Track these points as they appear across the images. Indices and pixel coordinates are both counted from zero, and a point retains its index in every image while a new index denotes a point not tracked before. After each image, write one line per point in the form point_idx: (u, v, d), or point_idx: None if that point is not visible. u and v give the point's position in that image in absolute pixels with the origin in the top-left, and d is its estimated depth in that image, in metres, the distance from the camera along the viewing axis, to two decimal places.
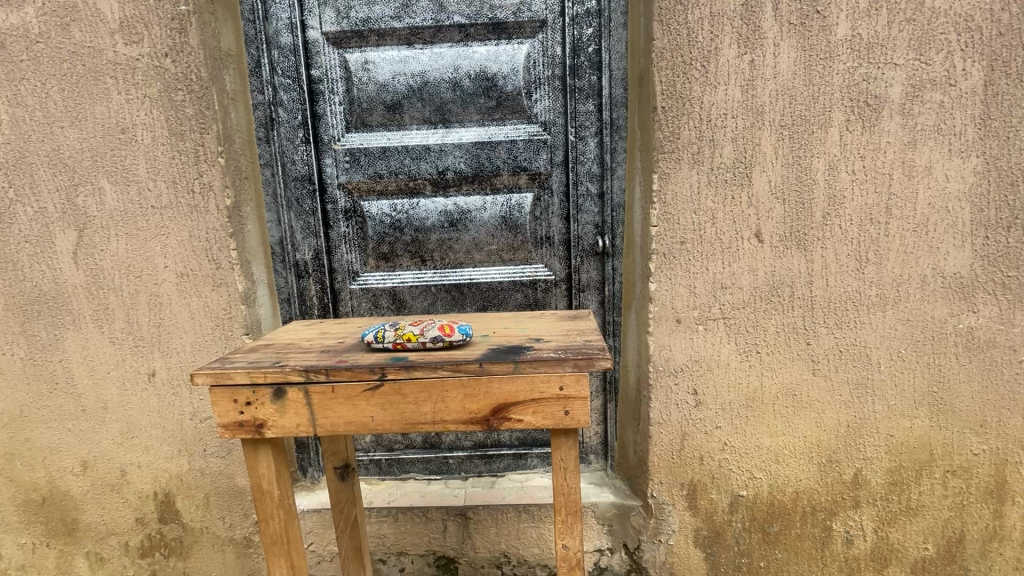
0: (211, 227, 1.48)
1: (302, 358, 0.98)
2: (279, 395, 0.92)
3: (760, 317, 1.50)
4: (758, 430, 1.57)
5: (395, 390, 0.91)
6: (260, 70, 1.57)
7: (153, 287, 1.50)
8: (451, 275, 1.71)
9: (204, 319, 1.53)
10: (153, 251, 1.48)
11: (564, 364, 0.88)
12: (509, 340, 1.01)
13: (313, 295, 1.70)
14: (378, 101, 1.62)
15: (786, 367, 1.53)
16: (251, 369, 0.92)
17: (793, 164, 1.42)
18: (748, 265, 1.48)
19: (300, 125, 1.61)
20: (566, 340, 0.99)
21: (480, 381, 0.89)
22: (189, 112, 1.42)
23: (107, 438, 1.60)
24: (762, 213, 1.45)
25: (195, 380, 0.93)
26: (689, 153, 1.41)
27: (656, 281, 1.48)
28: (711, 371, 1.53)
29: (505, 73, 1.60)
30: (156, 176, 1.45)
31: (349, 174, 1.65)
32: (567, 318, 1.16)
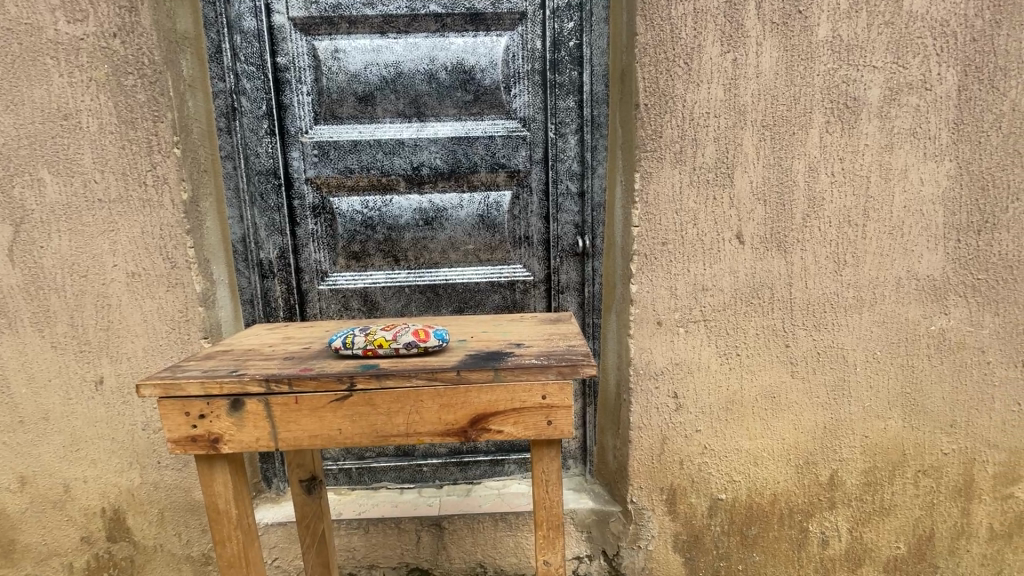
0: (166, 223, 1.37)
1: (262, 366, 0.90)
2: (236, 407, 0.84)
3: (740, 319, 1.49)
4: (737, 433, 1.55)
5: (366, 400, 0.84)
6: (220, 55, 1.46)
7: (100, 287, 1.39)
8: (425, 275, 1.64)
9: (157, 322, 1.42)
10: (100, 248, 1.37)
11: (548, 371, 0.83)
12: (489, 345, 0.96)
13: (279, 296, 1.61)
14: (349, 92, 1.53)
15: (765, 369, 1.52)
16: (205, 379, 0.84)
17: (774, 165, 1.41)
18: (729, 267, 1.45)
19: (264, 116, 1.51)
20: (548, 346, 0.94)
21: (458, 391, 0.83)
22: (141, 98, 1.31)
23: (48, 452, 1.47)
24: (743, 214, 1.43)
25: (141, 392, 0.84)
26: (671, 152, 1.38)
27: (638, 282, 1.44)
28: (692, 374, 1.51)
29: (483, 65, 1.54)
30: (104, 167, 1.33)
31: (317, 169, 1.57)
32: (548, 321, 1.11)
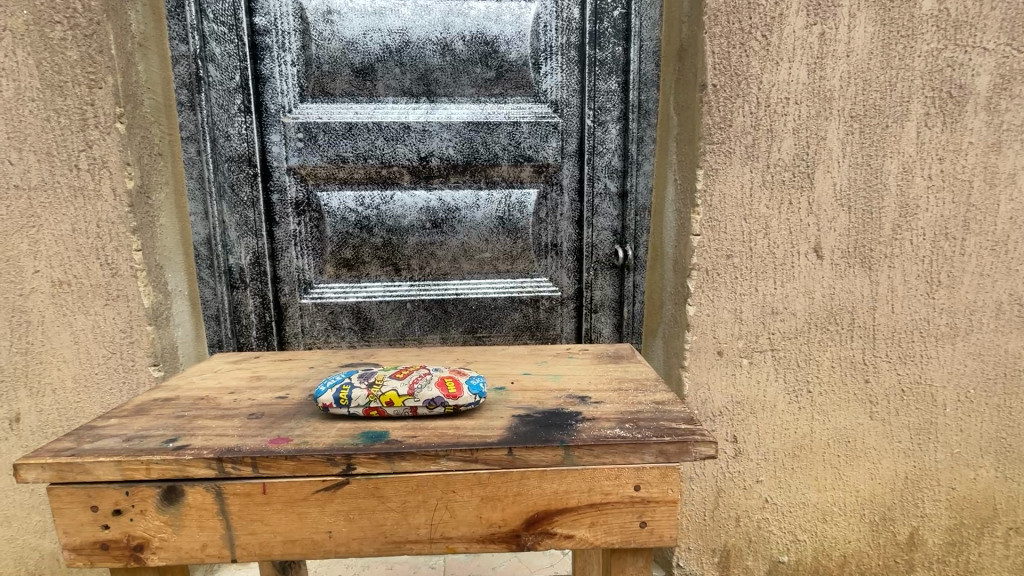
0: (104, 219, 1.06)
1: (214, 432, 0.61)
2: (171, 499, 0.56)
3: (814, 348, 1.23)
4: (805, 484, 1.29)
5: (370, 490, 0.56)
6: (182, 10, 1.18)
7: (16, 300, 1.07)
8: (432, 288, 1.36)
9: (93, 344, 1.11)
10: (17, 249, 1.05)
11: (644, 451, 0.56)
12: (541, 400, 0.68)
13: (251, 311, 1.32)
14: (343, 64, 1.26)
15: (841, 409, 1.26)
16: (122, 457, 0.55)
17: (862, 165, 1.16)
18: (804, 286, 1.20)
19: (237, 89, 1.23)
20: (625, 403, 0.67)
21: (509, 478, 0.56)
22: (72, 56, 1.00)
23: None
24: (823, 223, 1.17)
25: (20, 478, 0.54)
26: (742, 146, 1.13)
27: (696, 303, 1.18)
28: (753, 414, 1.24)
29: (508, 37, 1.27)
30: (22, 145, 1.02)
31: (302, 156, 1.29)
32: (607, 360, 0.84)
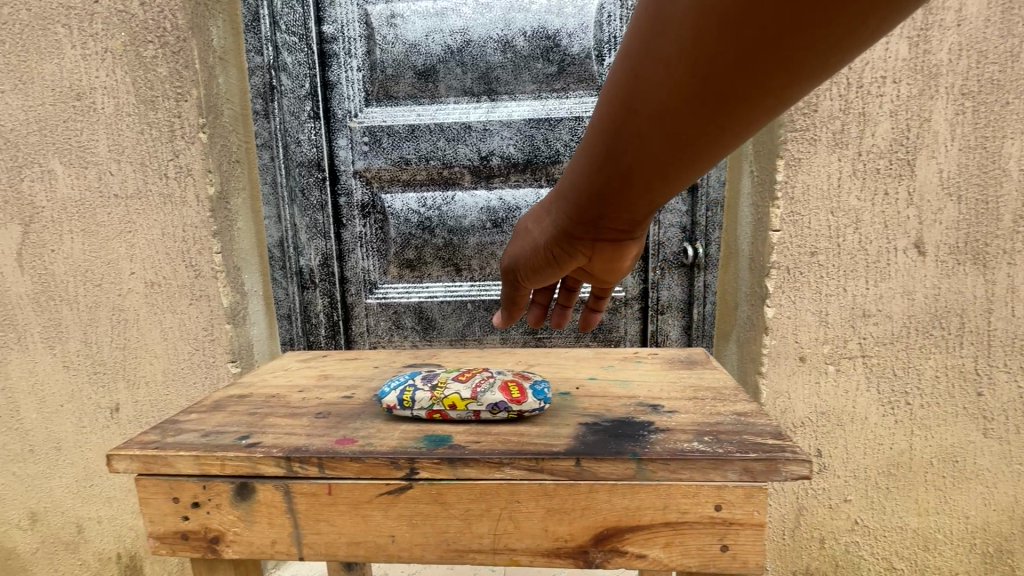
0: (189, 224, 1.13)
1: (284, 430, 0.62)
2: (244, 495, 0.57)
3: (914, 356, 1.09)
4: (902, 507, 1.15)
5: (433, 495, 0.54)
6: (258, 23, 1.24)
7: (116, 299, 1.17)
8: (492, 288, 1.35)
9: (180, 341, 1.18)
10: (117, 252, 1.15)
11: (727, 468, 0.51)
12: (609, 408, 0.64)
13: (320, 310, 1.38)
14: (406, 66, 1.27)
15: (947, 425, 1.11)
16: (201, 453, 0.57)
17: (975, 148, 1.02)
18: (902, 286, 1.07)
19: (308, 96, 1.29)
20: (702, 413, 0.62)
21: (577, 491, 0.52)
22: (162, 72, 1.08)
23: (60, 486, 1.27)
24: (926, 215, 1.04)
25: (113, 468, 0.58)
26: (829, 132, 1.03)
27: (775, 304, 1.09)
28: (841, 426, 1.13)
29: (571, 29, 1.24)
30: (120, 157, 1.11)
31: (368, 160, 1.32)
32: (680, 366, 0.78)
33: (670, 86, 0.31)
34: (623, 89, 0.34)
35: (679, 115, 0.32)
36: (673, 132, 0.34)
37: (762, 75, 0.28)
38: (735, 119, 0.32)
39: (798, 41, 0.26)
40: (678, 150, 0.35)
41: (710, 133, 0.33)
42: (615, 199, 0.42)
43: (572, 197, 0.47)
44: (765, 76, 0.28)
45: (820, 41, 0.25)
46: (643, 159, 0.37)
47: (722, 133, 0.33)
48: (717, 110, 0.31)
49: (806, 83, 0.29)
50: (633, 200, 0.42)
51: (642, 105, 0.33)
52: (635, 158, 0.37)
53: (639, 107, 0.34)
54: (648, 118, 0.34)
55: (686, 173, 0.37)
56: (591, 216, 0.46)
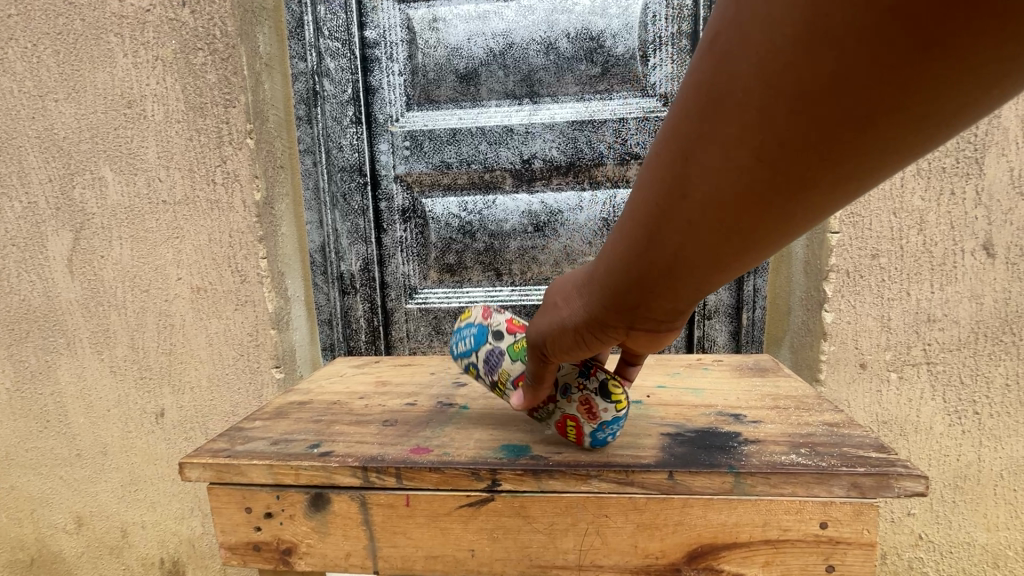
0: (235, 229, 1.14)
1: (354, 438, 0.61)
2: (317, 505, 0.56)
3: (983, 363, 1.04)
4: (970, 522, 1.09)
5: (515, 508, 0.52)
6: (301, 30, 1.24)
7: (163, 304, 1.18)
8: (534, 293, 1.33)
9: (225, 347, 1.18)
10: (164, 258, 1.16)
11: (834, 483, 0.48)
12: (688, 417, 0.62)
13: (360, 316, 1.37)
14: (448, 70, 1.27)
15: (1020, 437, 1.05)
16: (274, 462, 0.56)
17: None
18: (970, 290, 1.02)
19: (350, 101, 1.28)
20: (789, 423, 0.59)
21: (669, 505, 0.50)
22: (210, 79, 1.08)
23: (106, 491, 1.28)
24: (996, 215, 0.99)
25: (186, 476, 0.57)
26: None
27: (834, 309, 1.05)
28: (904, 436, 1.08)
29: (615, 30, 1.22)
30: (169, 163, 1.12)
31: (409, 164, 1.31)
32: (750, 374, 0.75)
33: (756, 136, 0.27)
34: (686, 154, 0.30)
35: (767, 173, 0.28)
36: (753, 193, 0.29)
37: (883, 124, 0.24)
38: (831, 179, 0.28)
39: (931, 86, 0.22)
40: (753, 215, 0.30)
41: (795, 195, 0.29)
42: (671, 282, 0.37)
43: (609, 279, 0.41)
44: (886, 125, 0.24)
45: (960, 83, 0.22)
46: (706, 231, 0.32)
47: (809, 196, 0.29)
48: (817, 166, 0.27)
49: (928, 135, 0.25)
50: (690, 281, 0.36)
51: (709, 174, 0.29)
52: (691, 227, 0.32)
53: (713, 169, 0.29)
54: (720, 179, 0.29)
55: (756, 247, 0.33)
56: (636, 300, 0.40)
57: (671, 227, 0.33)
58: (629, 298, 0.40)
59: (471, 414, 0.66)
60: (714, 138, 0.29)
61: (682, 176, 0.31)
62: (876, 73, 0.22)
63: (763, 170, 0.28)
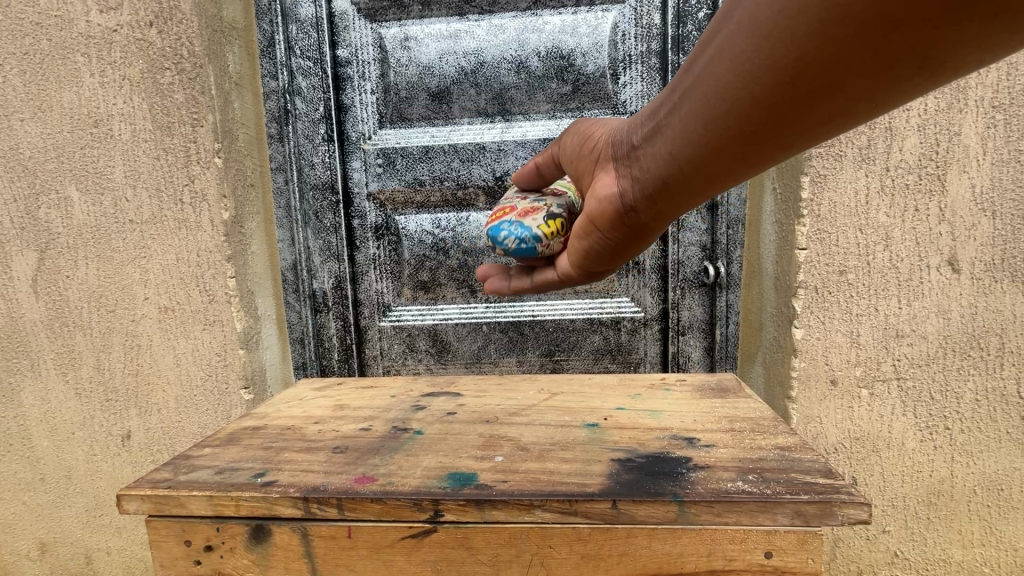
0: (203, 248, 1.12)
1: (301, 466, 0.59)
2: (259, 537, 0.55)
3: (952, 378, 1.04)
4: (944, 539, 1.08)
5: (459, 539, 0.52)
6: (273, 49, 1.25)
7: (129, 324, 1.16)
8: (508, 310, 1.33)
9: (192, 367, 1.16)
10: (131, 278, 1.14)
11: (777, 511, 0.48)
12: (642, 442, 0.61)
13: (333, 334, 1.35)
14: (420, 88, 1.27)
15: (991, 452, 1.05)
16: (214, 493, 0.54)
17: (1009, 162, 0.97)
18: (936, 305, 1.02)
19: (322, 119, 1.29)
20: (742, 448, 0.58)
21: (613, 535, 0.50)
22: (178, 98, 1.08)
23: (70, 516, 1.24)
24: (959, 231, 1.00)
25: (123, 508, 0.55)
26: (854, 148, 1.01)
27: (803, 325, 1.05)
28: (877, 452, 1.07)
29: (585, 48, 1.23)
30: (136, 182, 1.11)
31: (382, 182, 1.31)
32: (710, 395, 0.75)
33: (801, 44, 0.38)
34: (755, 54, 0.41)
35: (796, 73, 0.40)
36: (781, 87, 0.41)
37: (889, 65, 0.36)
38: (839, 91, 0.40)
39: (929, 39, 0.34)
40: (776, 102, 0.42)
41: (811, 101, 0.41)
42: (700, 148, 0.49)
43: (658, 125, 0.54)
44: (889, 63, 0.36)
45: (943, 47, 0.34)
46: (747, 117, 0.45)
47: (818, 101, 0.41)
48: (831, 71, 0.38)
49: (915, 81, 0.37)
50: (714, 157, 0.49)
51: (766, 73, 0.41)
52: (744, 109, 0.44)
53: (761, 57, 0.41)
54: (764, 68, 0.41)
55: (770, 143, 0.46)
56: (669, 157, 0.53)
57: (715, 98, 0.45)
58: (664, 156, 0.53)
59: (424, 439, 0.64)
60: (770, 34, 0.39)
61: (735, 59, 0.42)
62: (900, 16, 0.33)
63: (792, 67, 0.39)
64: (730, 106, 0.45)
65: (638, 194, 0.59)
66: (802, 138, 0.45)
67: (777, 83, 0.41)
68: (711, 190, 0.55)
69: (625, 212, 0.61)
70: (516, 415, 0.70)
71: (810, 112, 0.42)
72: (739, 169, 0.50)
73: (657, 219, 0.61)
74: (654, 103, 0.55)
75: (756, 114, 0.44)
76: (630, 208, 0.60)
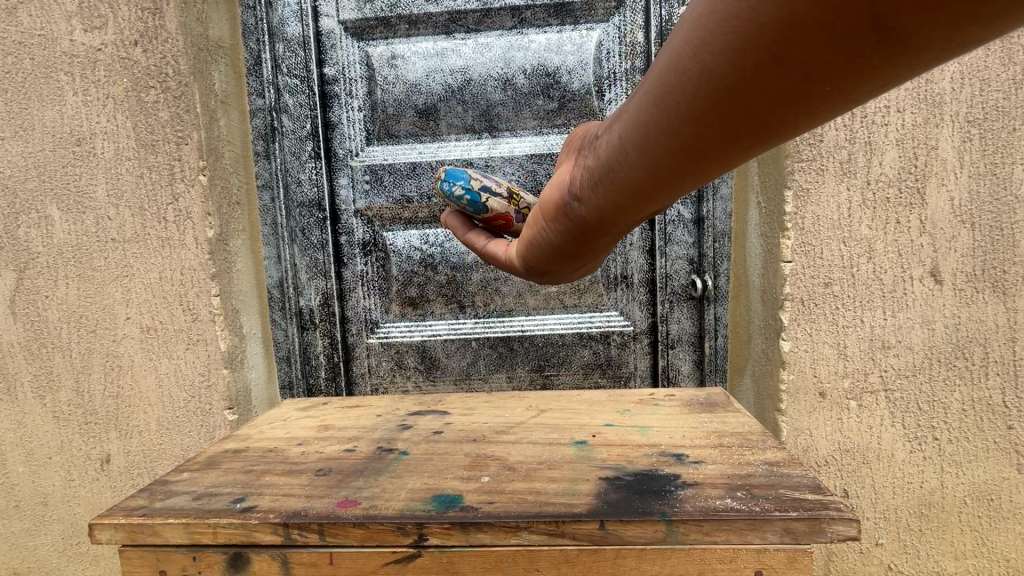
0: (187, 267, 1.11)
1: (282, 490, 0.57)
2: (237, 566, 0.53)
3: (938, 389, 1.04)
4: (937, 550, 1.08)
5: (443, 563, 0.51)
6: (260, 67, 1.25)
7: (110, 345, 1.13)
8: (497, 325, 1.32)
9: (174, 388, 1.14)
10: (113, 297, 1.12)
11: (767, 529, 0.48)
12: (630, 459, 0.60)
13: (321, 352, 1.34)
14: (407, 105, 1.28)
15: (980, 462, 1.05)
16: (191, 520, 0.53)
17: (985, 175, 0.99)
18: (921, 316, 1.03)
19: (308, 136, 1.29)
20: (730, 464, 0.58)
21: (602, 556, 0.49)
22: (162, 116, 1.07)
23: (46, 544, 1.20)
24: (940, 243, 1.01)
25: (96, 538, 0.53)
26: (835, 161, 1.02)
27: (791, 338, 1.05)
28: (868, 464, 1.07)
29: (570, 66, 1.25)
30: (119, 201, 1.10)
31: (369, 198, 1.31)
32: (700, 410, 0.74)
33: (735, 39, 0.30)
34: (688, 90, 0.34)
35: (732, 75, 0.31)
36: (721, 85, 0.32)
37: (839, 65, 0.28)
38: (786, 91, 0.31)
39: (886, 32, 0.25)
40: (717, 106, 0.34)
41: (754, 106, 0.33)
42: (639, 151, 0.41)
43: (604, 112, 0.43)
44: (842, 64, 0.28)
45: (912, 34, 0.25)
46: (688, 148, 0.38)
47: (761, 104, 0.32)
48: (770, 69, 0.30)
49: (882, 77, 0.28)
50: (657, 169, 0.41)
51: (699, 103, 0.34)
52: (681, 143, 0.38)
53: (695, 51, 0.32)
54: (701, 63, 0.32)
55: (720, 153, 0.37)
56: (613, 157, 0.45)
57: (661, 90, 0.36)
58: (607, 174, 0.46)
59: (410, 460, 0.63)
60: (701, 25, 0.31)
61: (675, 53, 0.34)
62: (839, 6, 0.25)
63: (727, 65, 0.31)
64: (666, 106, 0.36)
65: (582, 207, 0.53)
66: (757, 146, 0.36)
67: (717, 87, 0.33)
68: (659, 202, 0.46)
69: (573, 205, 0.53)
70: (504, 434, 0.69)
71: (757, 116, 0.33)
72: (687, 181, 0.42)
73: (608, 223, 0.53)
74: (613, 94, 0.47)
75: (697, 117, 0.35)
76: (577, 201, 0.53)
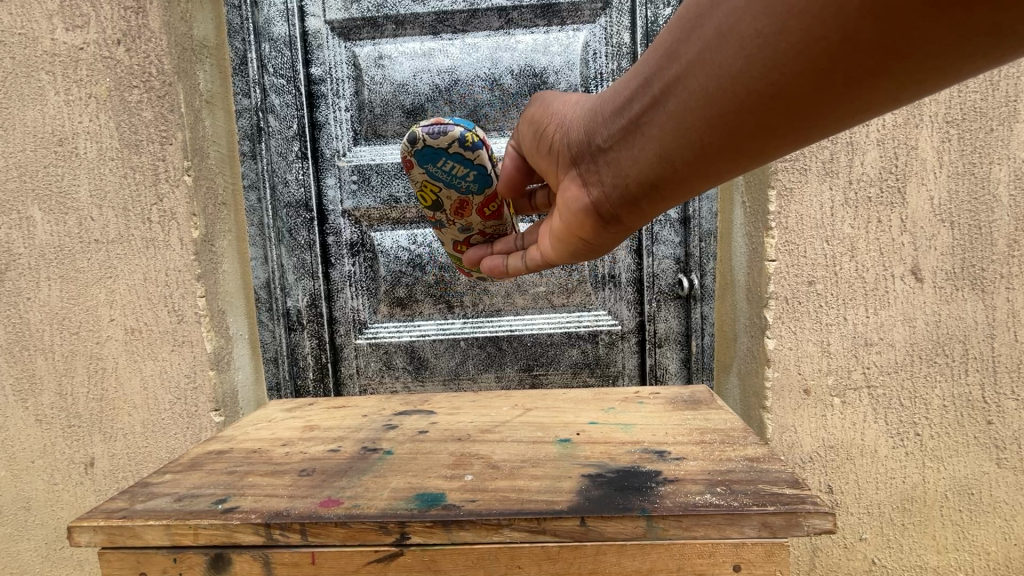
0: (172, 267, 1.10)
1: (265, 491, 0.57)
2: (219, 567, 0.53)
3: (920, 385, 1.06)
4: (920, 544, 1.09)
5: (426, 562, 0.51)
6: (246, 68, 1.25)
7: (93, 347, 1.12)
8: (485, 325, 1.33)
9: (160, 391, 1.12)
10: (97, 299, 1.11)
11: (744, 523, 0.49)
12: (613, 456, 0.61)
13: (308, 353, 1.34)
14: (394, 105, 1.28)
15: (960, 457, 1.06)
16: (172, 521, 0.52)
17: (964, 174, 1.01)
18: (902, 313, 1.05)
19: (295, 136, 1.29)
20: (711, 460, 0.59)
21: (583, 553, 0.50)
22: (146, 117, 1.06)
23: (29, 549, 1.18)
24: (920, 241, 1.03)
25: (75, 541, 0.53)
26: (818, 161, 1.03)
27: (776, 335, 1.06)
28: (851, 460, 1.08)
29: (557, 66, 1.25)
30: (102, 202, 1.09)
31: (356, 199, 1.31)
32: (684, 407, 0.75)
33: (807, 58, 0.35)
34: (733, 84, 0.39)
35: (800, 80, 0.36)
36: (791, 92, 0.37)
37: (903, 72, 0.34)
38: (864, 93, 0.36)
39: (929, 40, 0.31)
40: (800, 108, 0.38)
41: (816, 105, 0.38)
42: (694, 159, 0.45)
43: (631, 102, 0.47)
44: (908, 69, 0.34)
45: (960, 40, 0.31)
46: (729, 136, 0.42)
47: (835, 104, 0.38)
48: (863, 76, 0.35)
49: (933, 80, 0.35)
50: (705, 170, 0.46)
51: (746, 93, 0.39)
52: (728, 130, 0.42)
53: (757, 67, 0.37)
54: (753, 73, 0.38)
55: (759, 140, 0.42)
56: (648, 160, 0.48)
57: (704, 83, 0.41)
58: (644, 160, 0.48)
59: (395, 459, 0.63)
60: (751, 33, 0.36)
61: (732, 69, 0.38)
62: (920, 19, 0.30)
63: (816, 80, 0.36)
64: (735, 118, 0.41)
65: (612, 201, 0.53)
66: (805, 139, 0.42)
67: (785, 95, 0.38)
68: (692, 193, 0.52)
69: (601, 216, 0.56)
70: (489, 433, 0.69)
71: (815, 119, 0.39)
72: (730, 174, 0.47)
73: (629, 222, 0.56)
74: (617, 95, 0.49)
75: (761, 117, 0.40)
76: (611, 211, 0.55)
